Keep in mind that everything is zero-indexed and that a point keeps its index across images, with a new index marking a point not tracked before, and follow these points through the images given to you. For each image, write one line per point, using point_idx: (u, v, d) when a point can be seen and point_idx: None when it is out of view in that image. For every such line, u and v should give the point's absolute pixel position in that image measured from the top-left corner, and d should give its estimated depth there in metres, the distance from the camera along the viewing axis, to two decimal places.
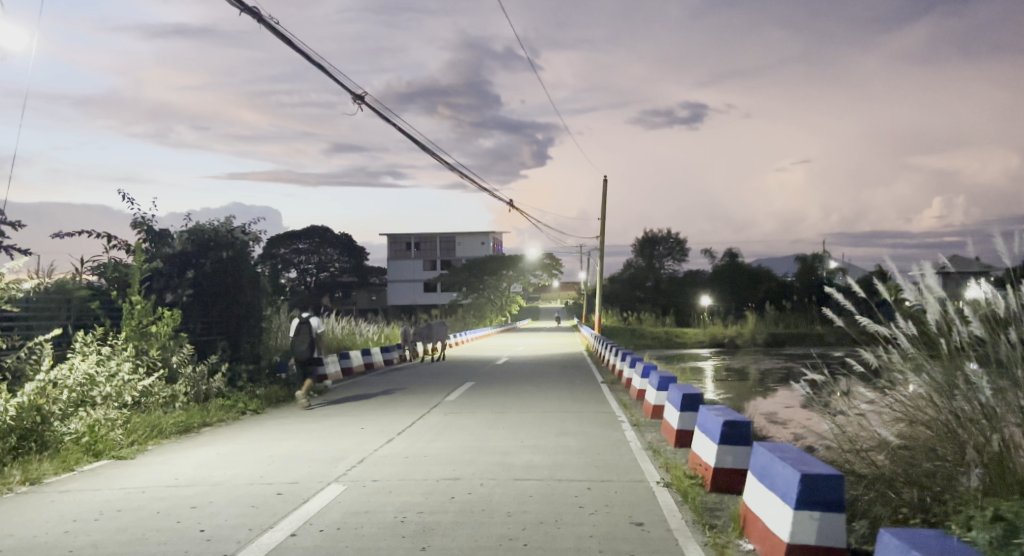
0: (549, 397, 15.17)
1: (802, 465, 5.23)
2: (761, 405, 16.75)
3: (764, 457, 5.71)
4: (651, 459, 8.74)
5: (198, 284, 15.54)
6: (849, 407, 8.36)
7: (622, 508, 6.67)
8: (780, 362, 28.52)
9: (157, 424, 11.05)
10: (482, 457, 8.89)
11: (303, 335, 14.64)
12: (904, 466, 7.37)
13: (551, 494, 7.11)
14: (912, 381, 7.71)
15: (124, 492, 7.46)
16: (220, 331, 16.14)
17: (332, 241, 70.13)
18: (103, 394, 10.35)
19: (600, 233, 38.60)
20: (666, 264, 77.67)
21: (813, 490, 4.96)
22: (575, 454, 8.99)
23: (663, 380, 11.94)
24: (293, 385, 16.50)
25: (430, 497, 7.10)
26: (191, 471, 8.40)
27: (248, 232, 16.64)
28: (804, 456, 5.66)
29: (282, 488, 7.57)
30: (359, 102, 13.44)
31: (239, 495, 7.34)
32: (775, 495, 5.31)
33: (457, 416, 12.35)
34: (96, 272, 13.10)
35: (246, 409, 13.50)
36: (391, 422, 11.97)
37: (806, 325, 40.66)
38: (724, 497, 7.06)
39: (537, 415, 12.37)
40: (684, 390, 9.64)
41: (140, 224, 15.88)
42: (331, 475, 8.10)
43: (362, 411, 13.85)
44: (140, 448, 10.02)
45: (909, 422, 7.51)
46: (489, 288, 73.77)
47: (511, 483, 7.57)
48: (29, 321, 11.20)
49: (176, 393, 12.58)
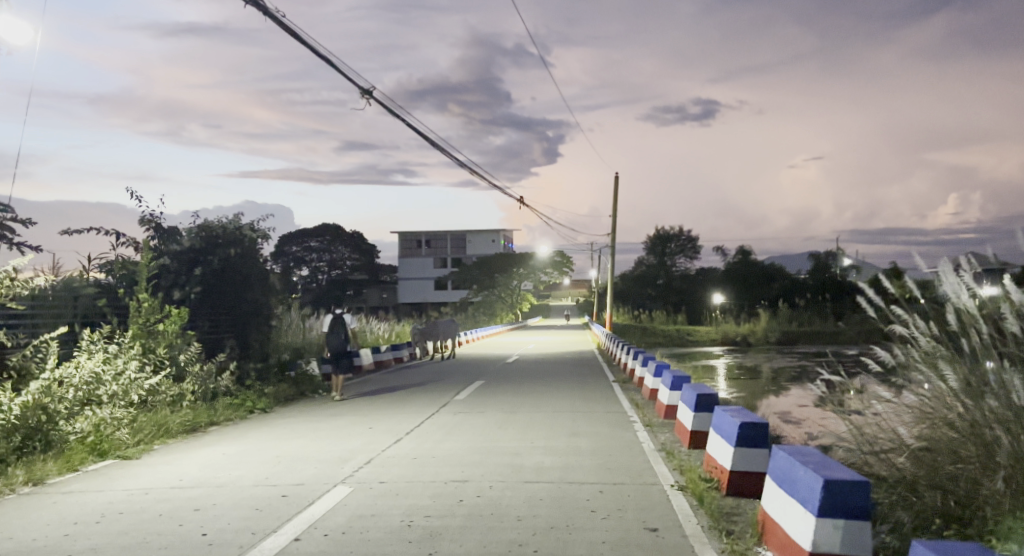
0: (559, 396, 14.95)
1: (825, 469, 5.03)
2: (775, 404, 16.50)
3: (784, 461, 5.50)
4: (665, 461, 8.54)
5: (206, 281, 15.44)
6: (868, 409, 8.11)
7: (635, 513, 6.48)
8: (794, 361, 28.21)
9: (164, 423, 10.92)
10: (492, 459, 8.72)
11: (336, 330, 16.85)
12: (926, 469, 7.17)
13: (561, 498, 6.93)
14: (935, 380, 7.53)
15: (126, 494, 7.32)
16: (229, 328, 16.03)
17: (344, 239, 70.23)
18: (109, 393, 10.23)
19: (611, 231, 38.32)
20: (678, 262, 77.28)
21: (836, 496, 4.75)
22: (587, 456, 8.81)
23: (676, 379, 11.71)
24: (301, 383, 16.35)
25: (437, 500, 6.92)
26: (195, 473, 8.25)
27: (257, 229, 16.50)
28: (827, 460, 5.45)
29: (286, 490, 7.42)
30: (366, 96, 13.26)
31: (243, 497, 7.19)
32: (796, 501, 5.12)
33: (466, 416, 12.18)
34: (104, 270, 13.00)
35: (254, 408, 13.40)
36: (400, 422, 11.81)
37: (819, 323, 40.33)
38: (741, 501, 6.85)
39: (548, 414, 12.20)
40: (698, 390, 9.44)
41: (148, 221, 15.78)
42: (337, 476, 7.95)
43: (372, 410, 13.71)
44: (146, 448, 9.87)
45: (930, 422, 7.32)
46: (499, 286, 73.59)
47: (520, 486, 7.39)
48: (36, 319, 11.09)
49: (183, 391, 12.46)
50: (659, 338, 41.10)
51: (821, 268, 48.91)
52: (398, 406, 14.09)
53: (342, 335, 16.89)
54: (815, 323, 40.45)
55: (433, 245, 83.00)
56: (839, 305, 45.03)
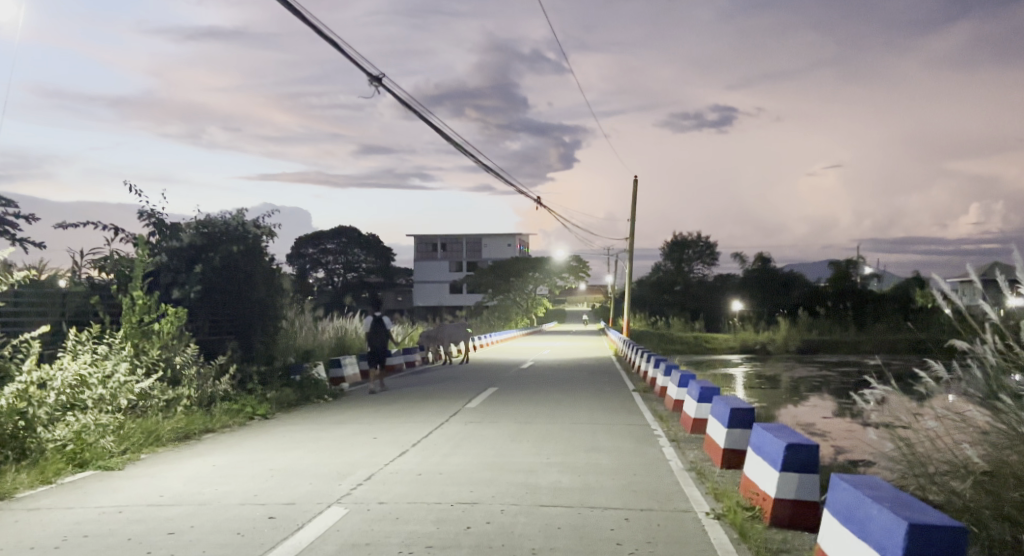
0: (577, 406, 14.07)
1: (905, 508, 4.18)
2: (800, 415, 15.59)
3: (847, 495, 4.68)
4: (697, 483, 7.72)
5: (206, 280, 14.77)
6: (918, 421, 7.28)
7: (666, 547, 5.65)
8: (815, 371, 27.19)
9: (154, 430, 10.16)
10: (505, 476, 7.92)
11: (377, 331, 17.61)
12: (990, 496, 6.33)
13: (582, 527, 6.12)
14: (1001, 401, 6.68)
15: (96, 513, 6.57)
16: (230, 330, 15.32)
17: (361, 241, 69.59)
18: (94, 398, 9.47)
19: (630, 235, 37.38)
20: (695, 268, 76.41)
21: (926, 546, 3.90)
22: (608, 475, 7.99)
23: (704, 391, 10.86)
24: (306, 388, 15.52)
25: (441, 526, 6.12)
26: (179, 488, 7.51)
27: (261, 226, 15.74)
28: (902, 495, 4.57)
29: (274, 511, 6.66)
30: (375, 84, 12.43)
31: (225, 519, 6.44)
32: (869, 548, 4.28)
33: (477, 427, 11.39)
34: (97, 267, 12.28)
35: (253, 414, 12.71)
36: (407, 432, 11.03)
37: (839, 332, 39.33)
38: (789, 534, 6.03)
39: (566, 426, 11.45)
40: (732, 405, 8.58)
41: (147, 216, 15.17)
42: (332, 495, 7.17)
43: (378, 417, 12.96)
44: (132, 458, 9.11)
45: (992, 444, 6.51)
46: (514, 290, 72.72)
47: (536, 510, 6.59)
48: (17, 318, 10.38)
49: (178, 396, 11.72)
50: (677, 345, 40.13)
51: (841, 276, 47.82)
52: (405, 414, 13.36)
53: (382, 335, 17.65)
54: (836, 332, 39.34)
55: (449, 249, 82.28)
56: (861, 316, 43.90)
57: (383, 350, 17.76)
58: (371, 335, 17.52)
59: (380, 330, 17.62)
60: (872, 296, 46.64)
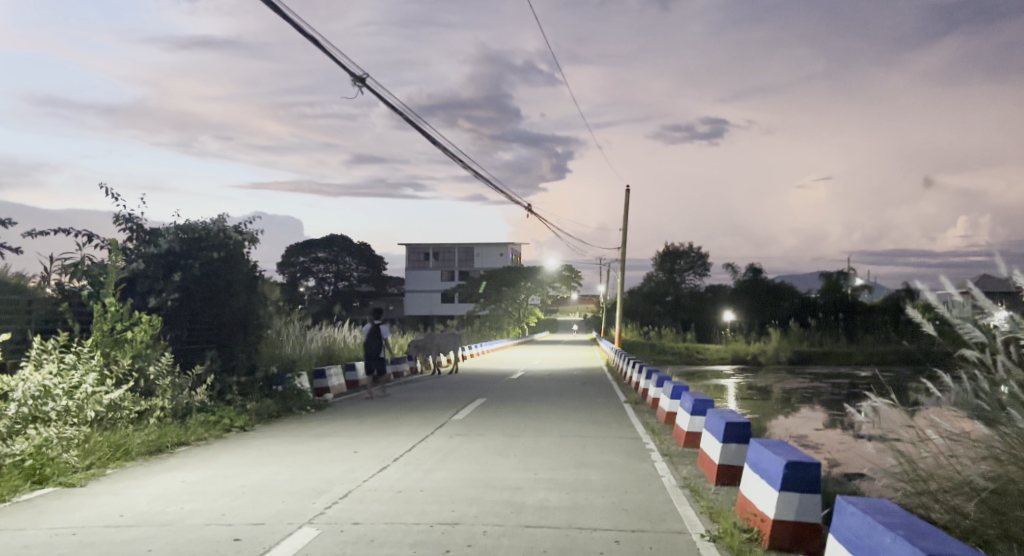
0: (567, 419, 13.66)
1: (921, 538, 3.81)
2: (793, 427, 15.20)
3: (856, 520, 4.31)
4: (692, 502, 7.32)
5: (185, 287, 14.33)
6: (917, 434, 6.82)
7: None
8: (805, 381, 26.94)
9: (122, 444, 9.71)
10: (488, 494, 7.51)
11: (372, 338, 17.14)
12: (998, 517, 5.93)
13: (569, 550, 5.72)
14: (1009, 416, 6.23)
15: (48, 536, 6.12)
16: (210, 339, 14.85)
17: (352, 250, 69.01)
18: (58, 410, 9.01)
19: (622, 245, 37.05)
20: (687, 279, 76.26)
21: None
22: (599, 493, 7.59)
23: (698, 404, 10.49)
24: (288, 398, 15.06)
25: (419, 550, 5.71)
26: (142, 507, 7.07)
27: (243, 232, 15.35)
28: (914, 522, 4.22)
29: (240, 532, 6.23)
30: (359, 85, 12.07)
31: (187, 541, 6.00)
32: None
33: (463, 440, 10.98)
34: (69, 273, 11.82)
35: (230, 426, 12.28)
36: (389, 445, 10.59)
37: (831, 343, 39.07)
38: None
39: (555, 439, 11.06)
40: (727, 418, 8.19)
41: (126, 222, 14.74)
42: (305, 515, 6.75)
43: (359, 429, 12.54)
44: (96, 473, 8.65)
45: (996, 459, 6.10)
46: (506, 300, 72.24)
47: (521, 532, 6.18)
48: None
49: (150, 409, 11.27)
50: (669, 356, 39.76)
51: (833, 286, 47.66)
52: (389, 425, 12.94)
53: (375, 344, 17.23)
54: (828, 343, 39.09)
55: (441, 258, 81.79)
56: (852, 327, 43.66)
57: (378, 361, 17.34)
58: (365, 343, 17.13)
59: (375, 338, 17.20)
60: (864, 307, 46.50)
